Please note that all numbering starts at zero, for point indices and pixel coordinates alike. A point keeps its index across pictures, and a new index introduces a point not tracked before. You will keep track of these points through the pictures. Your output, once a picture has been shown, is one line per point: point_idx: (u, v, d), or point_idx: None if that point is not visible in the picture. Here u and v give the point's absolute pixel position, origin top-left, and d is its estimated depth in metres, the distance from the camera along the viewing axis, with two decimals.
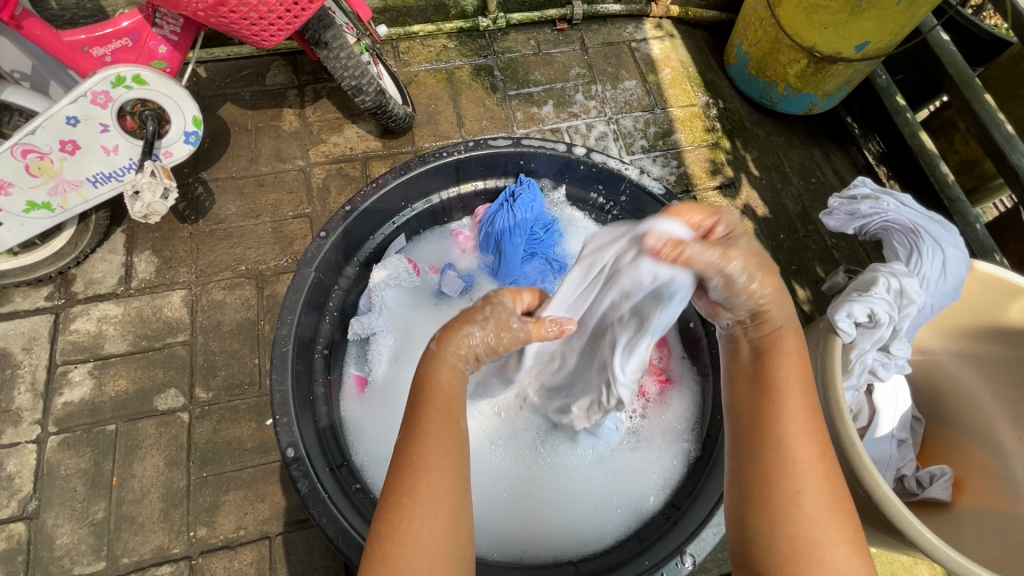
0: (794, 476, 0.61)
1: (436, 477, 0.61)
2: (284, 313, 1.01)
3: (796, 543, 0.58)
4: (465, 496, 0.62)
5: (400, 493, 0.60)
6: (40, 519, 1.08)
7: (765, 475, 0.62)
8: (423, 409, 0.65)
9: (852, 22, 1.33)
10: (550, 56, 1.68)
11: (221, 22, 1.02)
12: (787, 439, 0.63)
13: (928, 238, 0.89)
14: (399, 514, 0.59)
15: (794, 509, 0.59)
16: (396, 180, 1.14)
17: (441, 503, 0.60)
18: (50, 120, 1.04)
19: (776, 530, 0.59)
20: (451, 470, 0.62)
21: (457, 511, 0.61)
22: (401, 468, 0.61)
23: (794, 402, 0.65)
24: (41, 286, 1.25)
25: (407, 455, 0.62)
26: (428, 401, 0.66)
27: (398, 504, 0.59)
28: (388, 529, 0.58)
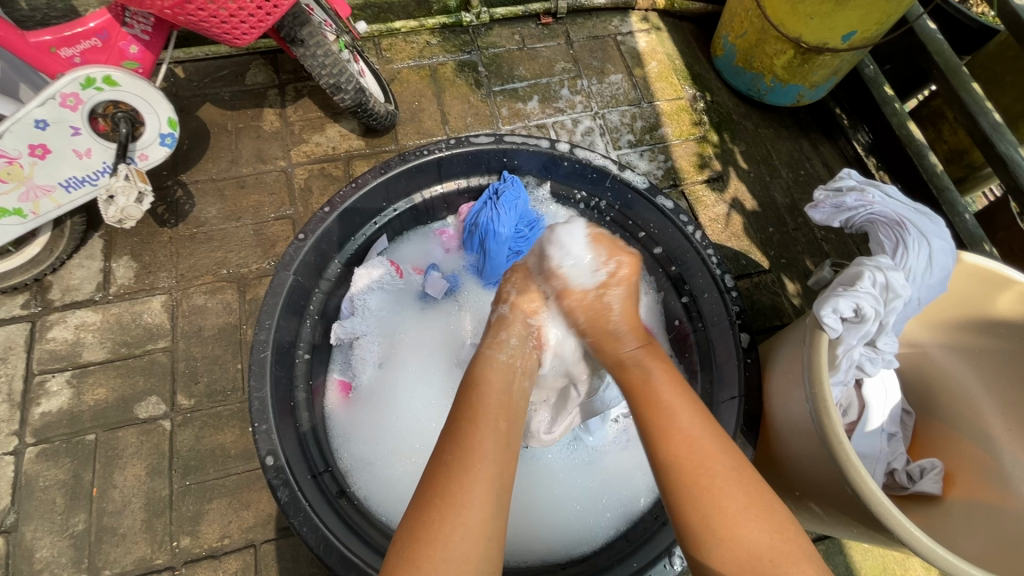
0: (713, 499, 0.65)
1: (476, 487, 0.66)
2: (263, 318, 0.99)
3: (734, 559, 0.62)
4: (500, 509, 0.66)
5: (439, 497, 0.64)
6: (19, 532, 1.06)
7: (692, 502, 0.66)
8: (474, 421, 0.73)
9: (838, 11, 1.31)
10: (535, 51, 1.66)
11: (191, 20, 0.99)
12: (704, 463, 0.68)
13: (914, 230, 0.88)
14: (436, 517, 0.63)
15: (715, 525, 0.64)
16: (376, 180, 1.12)
17: (477, 512, 0.64)
18: (19, 124, 1.02)
19: (716, 554, 0.63)
20: (487, 482, 0.66)
21: (491, 524, 0.64)
22: (443, 474, 0.66)
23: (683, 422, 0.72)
24: (17, 294, 1.22)
25: (447, 467, 0.67)
26: (477, 418, 0.74)
27: (436, 506, 0.64)
28: (419, 537, 0.62)
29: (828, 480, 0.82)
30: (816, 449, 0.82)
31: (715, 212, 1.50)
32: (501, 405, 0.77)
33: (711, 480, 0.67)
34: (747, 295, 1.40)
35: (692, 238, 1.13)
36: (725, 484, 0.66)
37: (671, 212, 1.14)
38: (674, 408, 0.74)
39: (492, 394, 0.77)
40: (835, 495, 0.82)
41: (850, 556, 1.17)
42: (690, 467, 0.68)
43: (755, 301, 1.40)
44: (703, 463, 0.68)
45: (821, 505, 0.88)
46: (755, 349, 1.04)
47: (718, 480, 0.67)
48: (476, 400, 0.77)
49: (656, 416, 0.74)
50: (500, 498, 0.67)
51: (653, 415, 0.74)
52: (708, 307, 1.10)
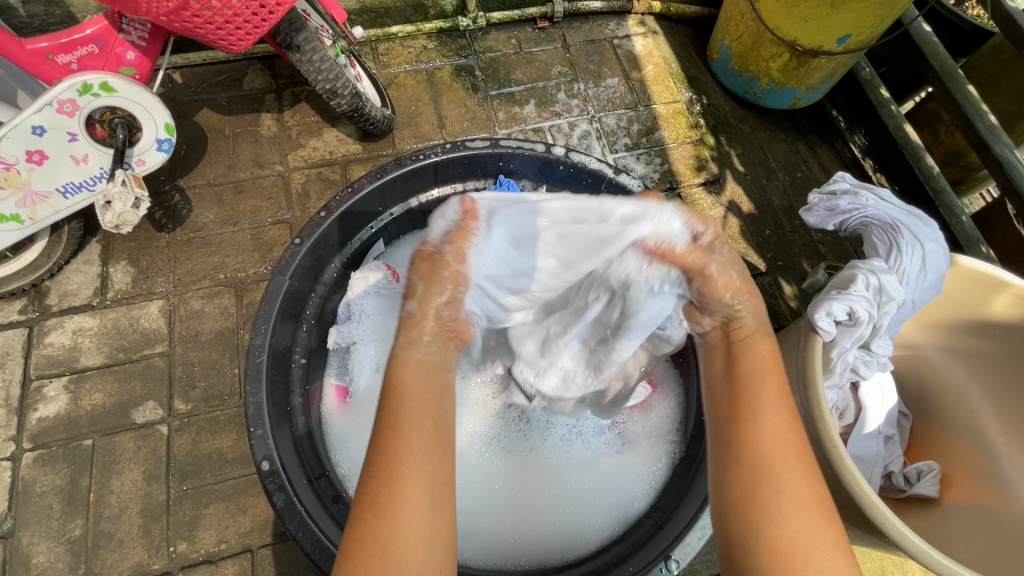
0: (766, 474, 0.61)
1: (410, 494, 0.58)
2: (258, 323, 0.99)
3: (774, 540, 0.58)
4: (439, 511, 0.59)
5: (369, 513, 0.58)
6: (15, 538, 1.06)
7: (745, 477, 0.62)
8: (396, 425, 0.62)
9: (833, 14, 1.32)
10: (532, 55, 1.66)
11: (186, 27, 0.99)
12: (762, 439, 0.64)
13: (907, 233, 0.88)
14: (368, 534, 0.57)
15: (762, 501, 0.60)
16: (372, 184, 1.12)
17: (411, 520, 0.57)
18: (16, 130, 1.02)
19: (761, 532, 0.59)
20: (419, 487, 0.59)
21: (430, 526, 0.58)
22: (370, 484, 0.59)
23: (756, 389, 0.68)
24: (14, 300, 1.23)
25: (373, 477, 0.59)
26: (400, 420, 0.62)
27: (367, 518, 0.58)
28: (358, 546, 0.57)
29: (823, 483, 0.82)
30: None
31: (712, 215, 1.50)
32: (427, 401, 0.65)
33: (771, 455, 0.63)
34: None
35: None
36: (780, 462, 0.62)
37: None
38: (757, 377, 0.70)
39: (414, 391, 0.64)
40: (832, 499, 0.82)
41: None
42: (752, 445, 0.64)
43: None
44: (769, 439, 0.64)
45: None
46: None
47: (773, 457, 0.62)
48: (397, 397, 0.64)
49: (741, 383, 0.70)
50: (438, 498, 0.60)
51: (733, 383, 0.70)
52: None
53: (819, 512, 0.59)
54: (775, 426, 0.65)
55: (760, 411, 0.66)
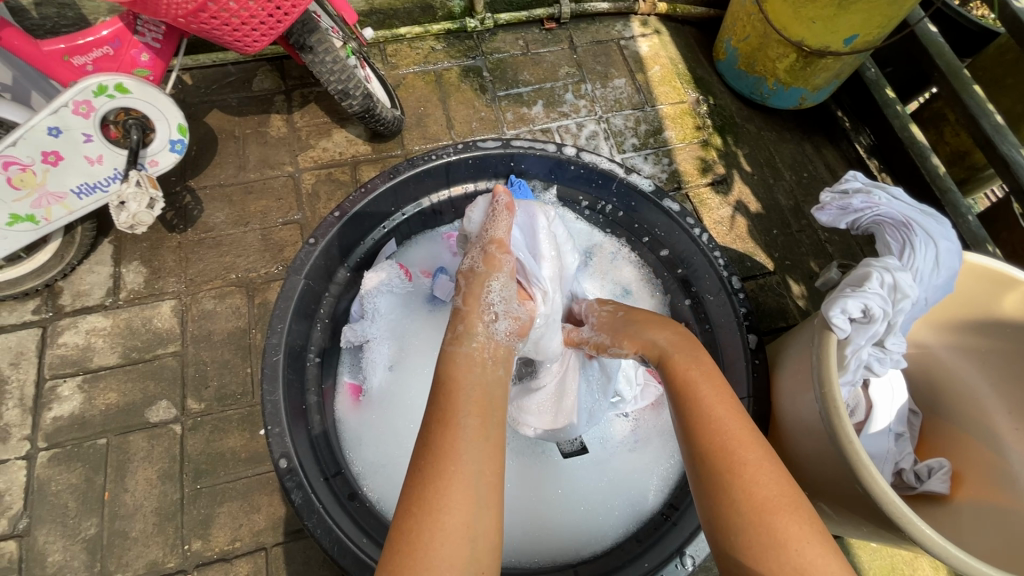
0: (744, 484, 0.66)
1: (455, 491, 0.64)
2: (274, 322, 1.00)
3: (755, 539, 0.63)
4: (483, 510, 0.64)
5: (415, 505, 0.63)
6: (31, 537, 1.06)
7: (722, 487, 0.67)
8: (445, 421, 0.70)
9: (840, 15, 1.33)
10: (539, 56, 1.67)
11: (202, 29, 1.00)
12: (736, 451, 0.69)
13: (920, 231, 0.89)
14: (416, 528, 0.62)
15: (747, 506, 0.65)
16: (385, 184, 1.13)
17: (454, 517, 0.63)
18: (32, 132, 1.03)
19: (744, 536, 0.64)
20: (464, 486, 0.64)
21: (474, 526, 0.63)
22: (418, 484, 0.65)
23: (705, 406, 0.74)
24: (28, 300, 1.23)
25: (426, 473, 0.65)
26: (449, 417, 0.71)
27: (414, 514, 0.63)
28: (405, 542, 0.62)
29: (837, 479, 0.82)
30: (826, 449, 0.83)
31: (719, 215, 1.51)
32: (472, 402, 0.74)
33: (745, 465, 0.68)
34: (753, 297, 1.41)
35: (699, 241, 1.12)
36: (758, 471, 0.67)
37: (678, 215, 1.15)
38: (712, 404, 0.74)
39: (462, 392, 0.74)
40: (845, 495, 0.83)
41: (858, 557, 1.17)
42: (739, 468, 0.67)
43: (760, 302, 1.41)
44: (740, 450, 0.69)
45: (831, 505, 0.89)
46: (763, 349, 1.04)
47: (750, 464, 0.68)
48: (450, 398, 0.74)
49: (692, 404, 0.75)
50: (483, 498, 0.65)
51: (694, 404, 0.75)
52: (714, 309, 1.12)
53: (800, 516, 0.64)
54: (744, 440, 0.70)
55: (722, 426, 0.71)
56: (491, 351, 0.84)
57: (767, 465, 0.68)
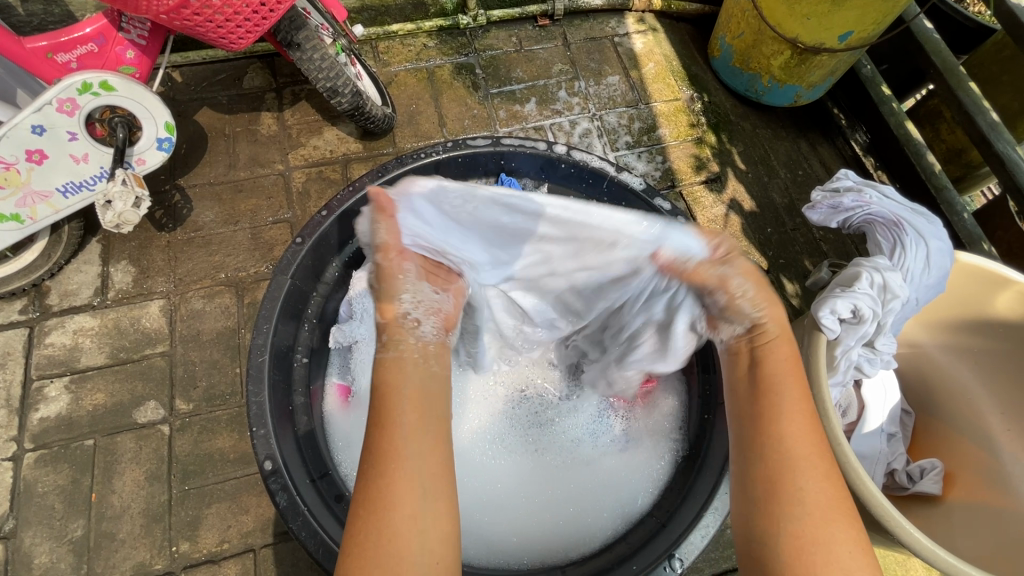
0: (799, 489, 0.63)
1: (400, 490, 0.62)
2: (260, 323, 0.99)
3: (793, 546, 0.61)
4: (429, 505, 0.62)
5: (360, 508, 0.62)
6: (17, 538, 1.06)
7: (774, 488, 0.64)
8: (384, 421, 0.66)
9: (835, 11, 1.32)
10: (532, 53, 1.66)
11: (186, 25, 0.99)
12: (799, 451, 0.66)
13: (911, 231, 0.88)
14: (362, 531, 0.60)
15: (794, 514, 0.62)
16: (374, 183, 1.12)
17: (402, 514, 0.61)
18: (15, 130, 1.02)
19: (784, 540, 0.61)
20: (409, 484, 0.62)
21: (423, 520, 0.61)
22: (362, 482, 0.63)
23: (791, 400, 0.70)
24: (15, 300, 1.22)
25: (370, 471, 0.63)
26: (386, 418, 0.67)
27: (358, 515, 0.61)
28: (351, 547, 0.60)
29: None
30: None
31: (713, 213, 1.50)
32: (412, 398, 0.69)
33: (811, 467, 0.64)
34: None
35: None
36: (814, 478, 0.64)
37: (669, 214, 1.14)
38: (786, 397, 0.70)
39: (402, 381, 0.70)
40: None
41: None
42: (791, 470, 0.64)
43: None
44: (799, 454, 0.65)
45: None
46: None
47: (808, 468, 0.64)
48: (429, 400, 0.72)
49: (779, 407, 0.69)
50: (429, 492, 0.63)
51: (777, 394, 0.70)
52: None
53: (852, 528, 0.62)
54: (815, 442, 0.67)
55: (790, 427, 0.67)
56: (422, 351, 0.75)
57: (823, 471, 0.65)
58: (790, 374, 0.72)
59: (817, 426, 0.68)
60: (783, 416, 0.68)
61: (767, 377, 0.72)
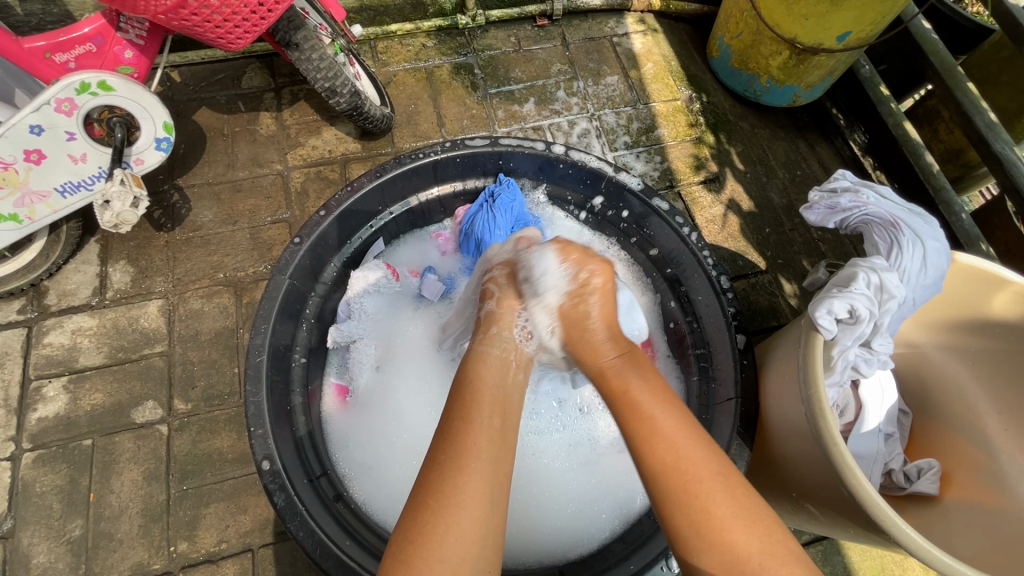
0: (701, 504, 0.65)
1: (471, 486, 0.65)
2: (258, 323, 0.99)
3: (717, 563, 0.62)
4: (497, 508, 0.65)
5: (431, 498, 0.64)
6: (15, 538, 1.06)
7: (674, 506, 0.66)
8: (468, 418, 0.71)
9: (833, 12, 1.32)
10: (531, 53, 1.66)
11: (184, 25, 0.99)
12: (685, 469, 0.67)
13: (908, 231, 0.88)
14: (430, 519, 0.62)
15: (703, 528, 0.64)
16: (372, 183, 1.12)
17: (471, 513, 0.63)
18: (14, 130, 1.02)
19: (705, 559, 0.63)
20: (480, 483, 0.65)
21: (486, 523, 0.63)
22: (436, 478, 0.65)
23: (662, 425, 0.71)
24: (14, 299, 1.22)
25: (442, 467, 0.66)
26: (471, 415, 0.72)
27: (429, 508, 0.63)
28: (414, 539, 0.61)
29: (824, 481, 0.81)
30: (812, 451, 0.82)
31: (711, 213, 1.50)
32: (494, 402, 0.74)
33: (699, 485, 0.66)
34: (744, 296, 1.41)
35: (688, 240, 1.12)
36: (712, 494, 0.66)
37: (668, 214, 1.14)
38: (657, 419, 0.72)
39: (486, 389, 0.75)
40: (831, 497, 0.82)
41: (849, 557, 1.17)
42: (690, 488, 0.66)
43: (752, 301, 1.40)
44: (690, 467, 0.68)
45: (818, 507, 0.88)
46: (750, 350, 1.04)
47: (702, 483, 0.66)
48: None
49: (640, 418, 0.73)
50: (497, 497, 0.65)
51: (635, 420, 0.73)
52: (703, 308, 1.11)
53: (763, 531, 0.64)
54: (699, 461, 0.68)
55: (676, 451, 0.69)
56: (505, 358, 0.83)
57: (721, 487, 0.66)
58: (658, 401, 0.74)
59: (701, 444, 0.70)
60: (661, 439, 0.70)
61: (624, 394, 0.76)
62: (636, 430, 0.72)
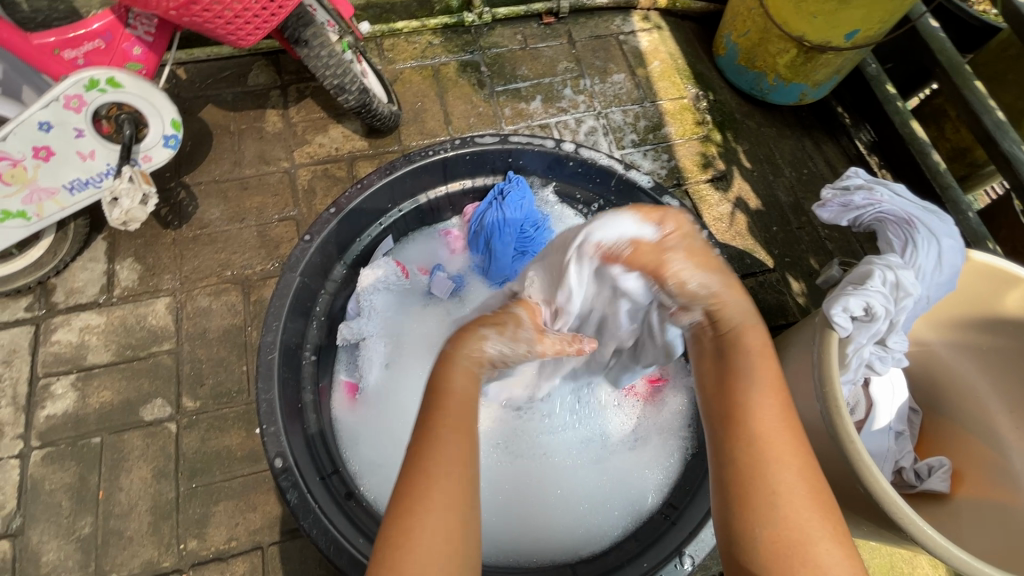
0: (776, 485, 0.60)
1: (439, 487, 0.61)
2: (269, 320, 0.99)
3: (778, 546, 0.58)
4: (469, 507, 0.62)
5: (403, 501, 0.61)
6: (24, 536, 1.05)
7: (751, 480, 0.61)
8: (435, 418, 0.66)
9: (842, 10, 1.32)
10: (538, 50, 1.65)
11: (195, 22, 0.99)
12: (771, 448, 0.63)
13: (923, 229, 0.88)
14: (404, 524, 0.59)
15: (772, 505, 0.59)
16: (382, 181, 1.12)
17: (440, 515, 0.60)
18: (23, 126, 1.02)
19: (764, 537, 0.59)
20: (450, 483, 0.62)
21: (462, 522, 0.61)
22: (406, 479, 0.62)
23: (757, 396, 0.66)
24: (21, 297, 1.22)
25: (411, 468, 0.63)
26: (437, 415, 0.67)
27: (400, 511, 0.60)
28: (388, 543, 0.59)
29: (839, 479, 0.82)
30: (826, 449, 0.82)
31: (719, 211, 1.50)
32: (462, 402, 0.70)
33: (780, 463, 0.61)
34: (752, 294, 1.40)
35: None
36: (792, 475, 0.61)
37: None
38: (754, 389, 0.67)
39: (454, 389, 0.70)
40: (846, 494, 0.82)
41: (858, 555, 1.17)
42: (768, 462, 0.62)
43: (760, 299, 1.40)
44: (773, 445, 0.63)
45: (831, 504, 0.88)
46: None
47: (784, 463, 0.61)
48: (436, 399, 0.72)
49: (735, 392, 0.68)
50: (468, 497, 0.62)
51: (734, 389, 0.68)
52: None
53: (833, 527, 0.59)
54: (785, 440, 0.63)
55: (766, 427, 0.64)
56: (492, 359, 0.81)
57: (800, 470, 0.61)
58: (766, 369, 0.69)
59: (791, 424, 0.65)
60: (753, 412, 0.65)
61: (736, 359, 0.70)
62: (737, 397, 0.67)
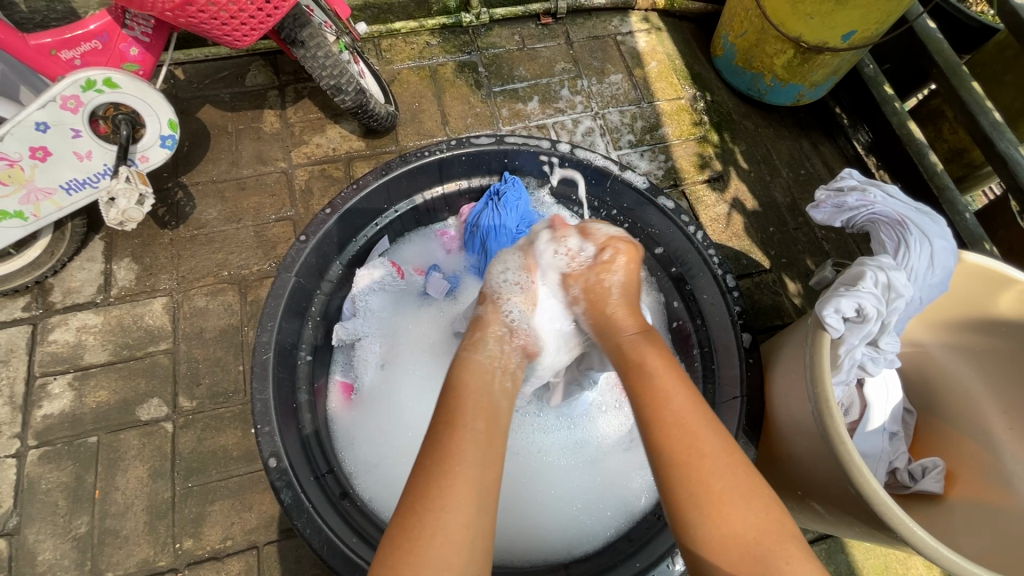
0: (700, 479, 0.64)
1: (456, 489, 0.63)
2: (264, 320, 0.99)
3: (715, 537, 0.61)
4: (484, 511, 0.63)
5: (418, 501, 0.62)
6: (21, 535, 1.06)
7: (678, 482, 0.65)
8: (454, 424, 0.69)
9: (839, 11, 1.32)
10: (535, 51, 1.66)
11: (191, 22, 0.99)
12: (692, 445, 0.66)
13: (915, 229, 0.88)
14: (417, 524, 0.61)
15: (703, 500, 0.63)
16: (378, 181, 1.12)
17: (458, 516, 0.61)
18: (20, 127, 1.02)
19: (705, 530, 0.62)
20: (467, 485, 0.63)
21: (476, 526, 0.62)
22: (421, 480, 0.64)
23: (670, 395, 0.71)
24: (18, 297, 1.22)
25: (428, 471, 0.64)
26: (457, 419, 0.70)
27: (417, 510, 0.61)
28: (402, 543, 0.60)
29: (831, 480, 0.82)
30: (819, 450, 0.82)
31: (715, 212, 1.50)
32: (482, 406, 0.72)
33: (700, 458, 0.65)
34: (748, 294, 1.41)
35: (693, 238, 1.12)
36: (716, 464, 0.65)
37: (673, 212, 1.14)
38: (663, 392, 0.71)
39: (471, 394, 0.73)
40: (837, 496, 0.82)
41: (853, 555, 1.17)
42: (686, 458, 0.65)
43: (756, 300, 1.40)
44: (696, 442, 0.67)
45: (824, 506, 0.89)
46: (756, 348, 1.04)
47: (707, 456, 0.65)
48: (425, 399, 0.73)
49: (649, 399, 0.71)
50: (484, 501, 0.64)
51: (648, 396, 0.72)
52: (707, 307, 1.10)
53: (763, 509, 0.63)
54: (702, 435, 0.67)
55: (679, 427, 0.68)
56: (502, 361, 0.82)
57: (721, 460, 0.66)
58: (671, 375, 0.74)
59: (704, 417, 0.70)
60: (668, 412, 0.69)
61: (640, 364, 0.76)
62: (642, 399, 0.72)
